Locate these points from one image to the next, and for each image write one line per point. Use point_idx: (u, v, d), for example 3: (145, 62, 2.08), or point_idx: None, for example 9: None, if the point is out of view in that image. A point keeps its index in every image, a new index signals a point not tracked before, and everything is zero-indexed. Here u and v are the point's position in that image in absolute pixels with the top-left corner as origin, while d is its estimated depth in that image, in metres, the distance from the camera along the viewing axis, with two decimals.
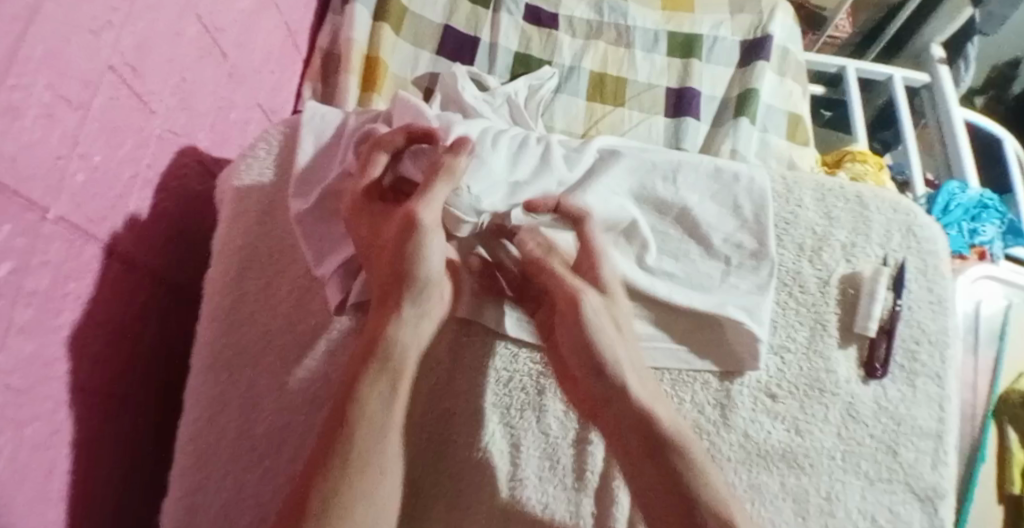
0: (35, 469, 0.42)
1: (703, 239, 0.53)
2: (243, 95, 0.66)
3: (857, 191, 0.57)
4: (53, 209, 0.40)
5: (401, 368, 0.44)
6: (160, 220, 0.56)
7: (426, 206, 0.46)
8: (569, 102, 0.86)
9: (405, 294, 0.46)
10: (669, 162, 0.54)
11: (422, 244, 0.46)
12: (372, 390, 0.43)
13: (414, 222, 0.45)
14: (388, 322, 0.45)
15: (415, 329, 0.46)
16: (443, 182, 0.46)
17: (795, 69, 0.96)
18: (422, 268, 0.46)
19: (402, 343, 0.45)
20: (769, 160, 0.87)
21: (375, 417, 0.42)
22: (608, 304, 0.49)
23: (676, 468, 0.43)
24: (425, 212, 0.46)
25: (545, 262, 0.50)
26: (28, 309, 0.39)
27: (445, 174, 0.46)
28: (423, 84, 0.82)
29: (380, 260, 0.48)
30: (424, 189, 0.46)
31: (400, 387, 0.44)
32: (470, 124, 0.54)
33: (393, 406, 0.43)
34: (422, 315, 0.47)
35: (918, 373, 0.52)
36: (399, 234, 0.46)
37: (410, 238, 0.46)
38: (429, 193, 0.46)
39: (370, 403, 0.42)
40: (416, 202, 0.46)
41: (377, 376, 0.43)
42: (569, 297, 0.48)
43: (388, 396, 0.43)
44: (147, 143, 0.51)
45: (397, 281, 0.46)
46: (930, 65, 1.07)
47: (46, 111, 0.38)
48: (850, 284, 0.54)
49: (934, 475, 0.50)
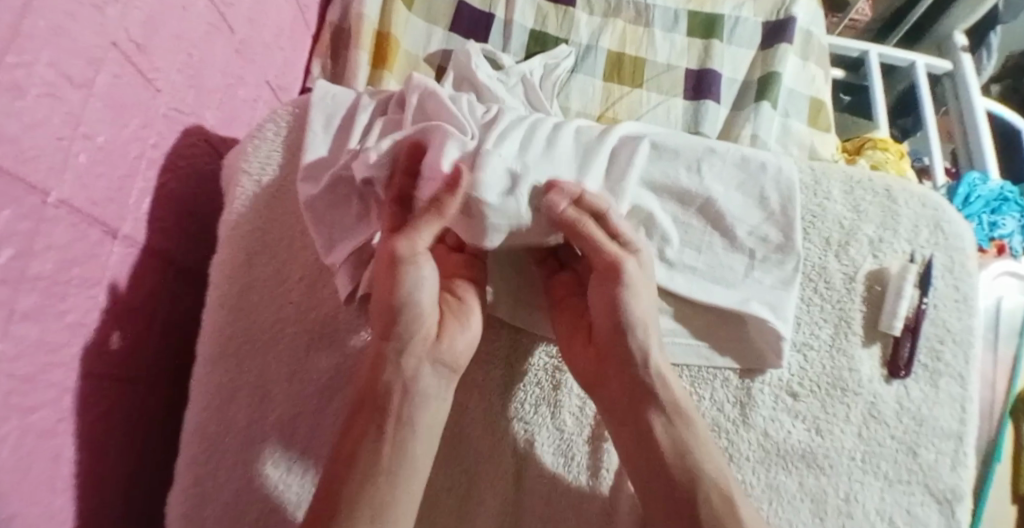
0: (40, 457, 0.41)
1: (728, 231, 0.51)
2: (252, 72, 0.64)
3: (887, 185, 0.55)
4: (55, 192, 0.39)
5: (388, 409, 0.43)
6: (167, 201, 0.54)
7: (404, 241, 0.44)
8: (585, 83, 0.83)
9: (389, 330, 0.45)
10: (694, 151, 0.52)
11: (409, 278, 0.44)
12: (363, 438, 0.42)
13: (396, 257, 0.44)
14: (381, 365, 0.44)
15: (399, 369, 0.44)
16: (430, 219, 0.43)
17: (817, 53, 0.93)
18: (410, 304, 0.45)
19: (387, 382, 0.44)
20: (790, 145, 0.85)
21: (371, 470, 0.41)
22: (643, 273, 0.47)
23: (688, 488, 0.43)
24: (402, 247, 0.44)
25: (580, 227, 0.45)
26: (31, 295, 0.38)
27: (433, 211, 0.43)
28: (436, 62, 0.80)
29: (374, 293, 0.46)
30: (409, 226, 0.44)
31: (389, 437, 0.42)
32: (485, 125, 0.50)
33: (381, 455, 0.41)
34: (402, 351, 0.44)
35: (941, 373, 0.51)
36: (385, 268, 0.44)
37: (396, 275, 0.44)
38: (413, 228, 0.44)
39: (360, 450, 0.41)
40: (398, 237, 0.44)
41: (365, 419, 0.43)
42: (608, 264, 0.46)
43: (376, 440, 0.42)
44: (153, 122, 0.49)
45: (387, 315, 0.45)
46: (953, 53, 1.05)
47: (49, 90, 0.37)
48: (877, 281, 0.52)
49: (953, 476, 0.49)
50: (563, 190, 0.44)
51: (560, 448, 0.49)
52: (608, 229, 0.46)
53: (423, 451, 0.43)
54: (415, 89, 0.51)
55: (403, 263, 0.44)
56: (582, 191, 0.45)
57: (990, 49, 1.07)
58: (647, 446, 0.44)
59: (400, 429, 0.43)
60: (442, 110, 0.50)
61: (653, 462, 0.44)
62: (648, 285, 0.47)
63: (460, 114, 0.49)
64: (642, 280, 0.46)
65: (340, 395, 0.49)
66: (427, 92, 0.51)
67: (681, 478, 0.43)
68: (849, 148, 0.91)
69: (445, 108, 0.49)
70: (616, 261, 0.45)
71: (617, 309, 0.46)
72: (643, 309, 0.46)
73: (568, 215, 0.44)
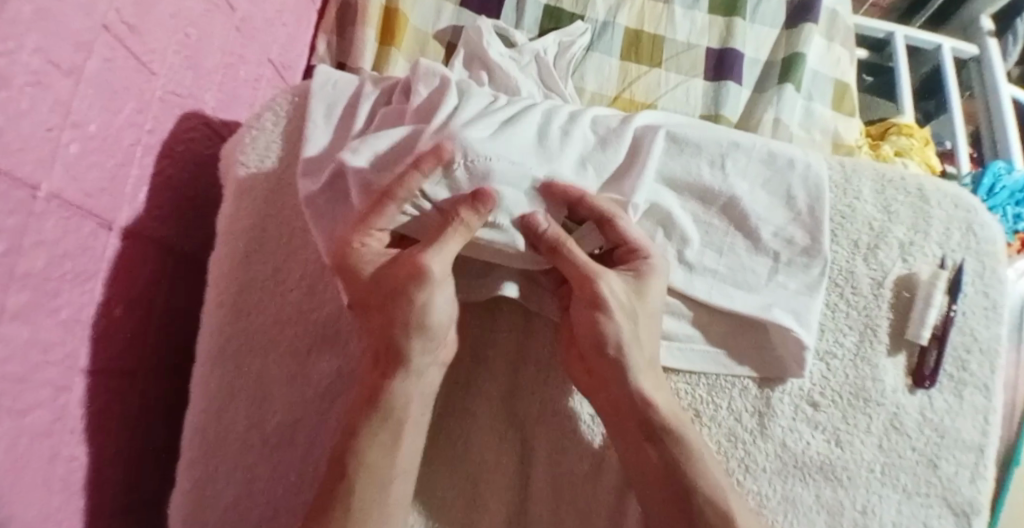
0: (34, 457, 0.40)
1: (751, 231, 0.49)
2: (254, 50, 0.61)
3: (919, 184, 0.52)
4: (44, 186, 0.37)
5: (403, 419, 0.43)
6: (165, 188, 0.52)
7: (436, 255, 0.41)
8: (602, 61, 0.80)
9: (412, 337, 0.43)
10: (718, 146, 0.49)
11: (431, 297, 0.42)
12: (372, 442, 0.42)
13: (422, 274, 0.41)
14: (393, 378, 0.43)
15: (419, 379, 0.44)
16: (457, 232, 0.41)
17: (843, 33, 0.88)
18: (428, 317, 0.43)
19: (406, 393, 0.43)
20: (813, 130, 0.81)
21: (374, 473, 0.41)
22: (631, 293, 0.44)
23: (691, 498, 0.42)
24: (435, 262, 0.41)
25: (562, 247, 0.43)
26: (22, 293, 0.36)
27: (461, 227, 0.41)
28: (445, 39, 0.76)
29: (378, 309, 0.43)
30: (432, 241, 0.42)
31: (399, 447, 0.43)
32: (489, 117, 0.46)
33: (394, 459, 0.42)
34: (431, 361, 0.44)
35: (966, 383, 0.49)
36: (404, 284, 0.42)
37: (417, 292, 0.42)
38: (441, 241, 0.41)
39: (369, 455, 0.41)
40: (427, 253, 0.41)
41: (380, 428, 0.42)
42: (584, 282, 0.44)
43: (389, 446, 0.42)
44: (148, 107, 0.47)
45: (391, 331, 0.43)
46: (979, 37, 1.00)
47: (36, 78, 0.34)
48: (905, 287, 0.50)
49: (971, 489, 0.47)
50: (561, 190, 0.44)
51: (586, 459, 0.48)
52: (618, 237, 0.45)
53: (408, 455, 0.43)
54: (419, 75, 0.48)
55: (429, 282, 0.41)
56: (584, 193, 0.44)
57: (1017, 35, 0.99)
58: (653, 459, 0.44)
59: (412, 437, 0.43)
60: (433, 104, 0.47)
61: (666, 474, 0.43)
62: (637, 306, 0.44)
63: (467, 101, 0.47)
64: (630, 299, 0.44)
65: (341, 400, 0.48)
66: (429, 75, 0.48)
67: (676, 489, 0.43)
68: (873, 132, 0.88)
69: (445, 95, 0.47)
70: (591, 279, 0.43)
71: (597, 332, 0.44)
72: (628, 330, 0.44)
73: (551, 234, 0.43)
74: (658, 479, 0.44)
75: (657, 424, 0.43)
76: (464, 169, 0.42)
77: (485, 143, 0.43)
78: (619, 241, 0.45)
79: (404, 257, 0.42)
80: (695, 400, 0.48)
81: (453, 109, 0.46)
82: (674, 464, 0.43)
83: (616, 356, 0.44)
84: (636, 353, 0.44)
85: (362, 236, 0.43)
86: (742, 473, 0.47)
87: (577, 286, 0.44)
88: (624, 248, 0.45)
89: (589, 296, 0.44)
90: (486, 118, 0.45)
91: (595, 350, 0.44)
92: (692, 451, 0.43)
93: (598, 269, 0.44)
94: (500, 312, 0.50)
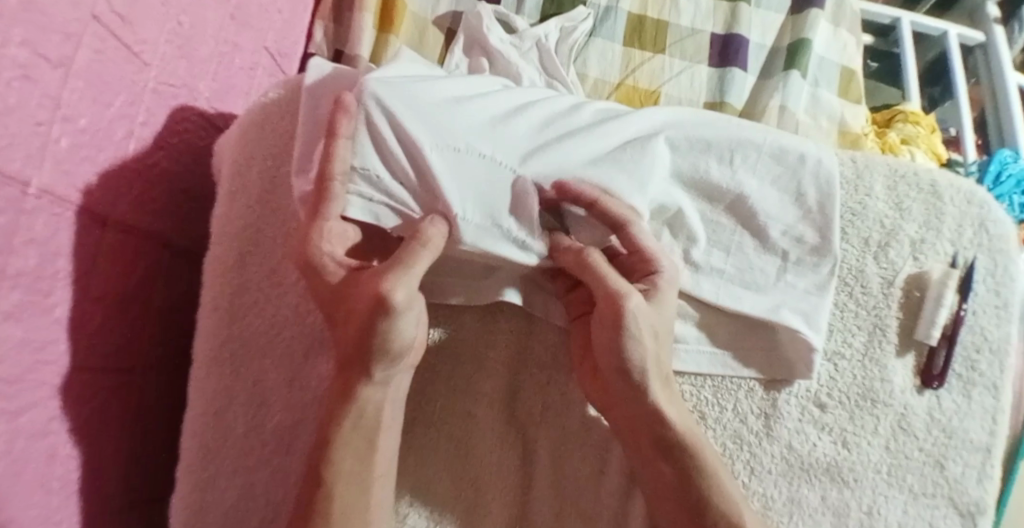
0: (31, 458, 0.39)
1: (762, 230, 0.48)
2: (249, 38, 0.59)
3: (931, 180, 0.51)
4: (34, 182, 0.35)
5: (376, 426, 0.42)
6: (159, 181, 0.51)
7: (397, 283, 0.38)
8: (605, 47, 0.77)
9: (375, 364, 0.41)
10: (728, 142, 0.47)
11: (395, 325, 0.39)
12: (344, 449, 0.41)
13: (386, 305, 0.38)
14: (359, 385, 0.41)
15: (386, 387, 0.43)
16: (422, 253, 0.40)
17: (851, 18, 0.86)
18: (393, 342, 0.40)
19: (375, 402, 0.42)
20: (819, 117, 0.79)
21: (355, 480, 0.41)
22: (651, 308, 0.43)
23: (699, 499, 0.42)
24: (397, 290, 0.38)
25: (585, 256, 0.43)
26: (14, 292, 0.35)
27: (419, 245, 0.40)
28: (445, 25, 0.74)
29: (347, 326, 0.41)
30: (398, 265, 0.39)
31: (374, 452, 0.42)
32: (454, 94, 0.44)
33: (371, 464, 0.42)
34: (394, 375, 0.43)
35: (975, 383, 0.49)
36: (367, 310, 0.39)
37: (381, 322, 0.39)
38: (405, 268, 0.39)
39: (342, 464, 0.41)
40: (389, 279, 0.38)
41: (351, 437, 0.41)
42: (613, 305, 0.42)
43: (365, 453, 0.42)
44: (140, 99, 0.46)
45: (361, 352, 0.40)
46: (984, 24, 0.98)
47: (23, 72, 0.33)
48: (916, 286, 0.50)
49: (978, 490, 0.47)
50: (572, 192, 0.42)
51: (593, 460, 0.48)
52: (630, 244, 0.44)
53: (384, 460, 0.43)
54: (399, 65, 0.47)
55: (393, 312, 0.39)
56: (595, 196, 0.42)
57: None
58: (653, 464, 0.44)
59: (388, 439, 0.43)
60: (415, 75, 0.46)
61: (662, 481, 0.43)
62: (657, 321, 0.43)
63: (450, 78, 0.46)
64: (651, 317, 0.43)
65: None
66: (420, 67, 0.49)
67: (688, 493, 0.42)
68: (878, 119, 0.85)
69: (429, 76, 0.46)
70: (618, 301, 0.41)
71: (615, 350, 0.43)
72: (649, 350, 0.43)
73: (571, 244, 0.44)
74: (669, 492, 0.43)
75: (664, 430, 0.43)
76: (437, 153, 0.41)
77: (456, 126, 0.42)
78: (632, 248, 0.44)
79: (367, 276, 0.40)
80: (701, 401, 0.48)
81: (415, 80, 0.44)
82: (688, 479, 0.42)
83: (638, 380, 0.43)
84: (654, 374, 0.43)
85: (321, 235, 0.41)
86: (747, 474, 0.46)
87: (605, 306, 0.42)
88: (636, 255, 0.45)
89: (614, 318, 0.42)
90: (449, 94, 0.44)
91: (614, 372, 0.43)
92: (700, 461, 0.42)
93: (624, 289, 0.42)
94: (501, 317, 0.49)
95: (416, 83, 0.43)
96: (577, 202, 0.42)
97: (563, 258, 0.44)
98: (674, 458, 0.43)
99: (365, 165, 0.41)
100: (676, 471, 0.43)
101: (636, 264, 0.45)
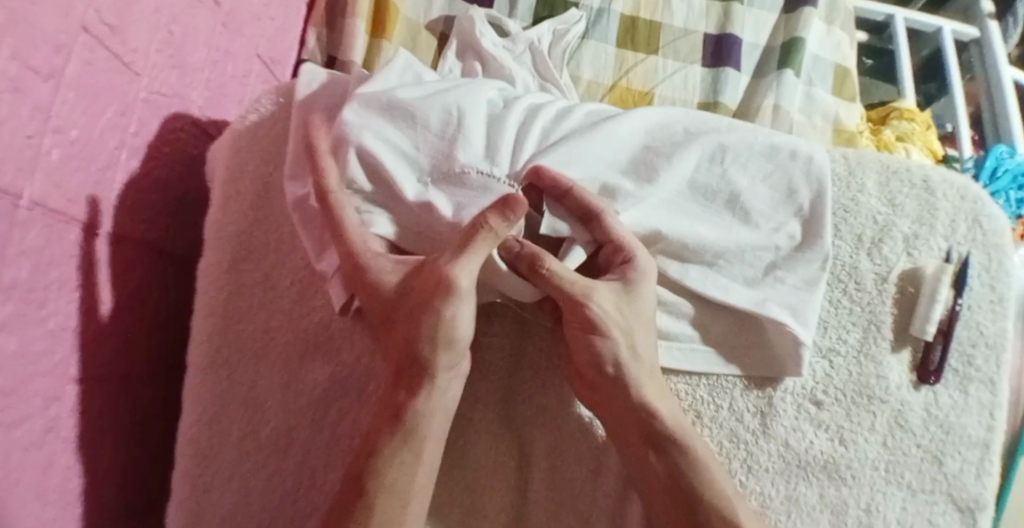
0: (27, 468, 0.39)
1: (755, 226, 0.48)
2: (241, 46, 0.59)
3: (924, 175, 0.52)
4: (26, 193, 0.36)
5: (426, 434, 0.41)
6: (152, 190, 0.51)
7: (461, 270, 0.39)
8: (598, 49, 0.77)
9: (437, 357, 0.41)
10: (718, 142, 0.48)
11: (457, 312, 0.40)
12: (392, 459, 0.40)
13: (450, 289, 0.39)
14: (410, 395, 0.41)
15: (444, 391, 0.42)
16: (483, 242, 0.39)
17: (844, 16, 0.86)
18: (451, 333, 0.41)
19: (431, 408, 0.41)
20: (814, 116, 0.79)
21: (397, 489, 0.40)
22: (630, 306, 0.43)
23: (694, 497, 0.42)
24: (461, 276, 0.39)
25: (541, 259, 0.42)
26: (8, 303, 0.35)
27: (486, 234, 0.40)
28: (437, 29, 0.74)
29: (405, 319, 0.41)
30: (460, 252, 0.40)
31: (420, 461, 0.41)
32: (444, 102, 0.44)
33: (417, 474, 0.41)
34: (454, 375, 0.42)
35: (972, 379, 0.49)
36: (432, 297, 0.40)
37: (445, 308, 0.40)
38: (466, 255, 0.40)
39: (389, 474, 0.39)
40: (452, 266, 0.39)
41: (399, 446, 0.40)
42: (574, 305, 0.42)
43: (412, 463, 0.40)
44: (132, 108, 0.46)
45: (411, 350, 0.41)
46: (979, 19, 0.98)
47: (13, 84, 0.33)
48: (910, 282, 0.49)
49: (977, 485, 0.47)
50: (548, 177, 0.42)
51: (589, 462, 0.47)
52: (603, 234, 0.43)
53: (429, 470, 0.41)
54: (379, 78, 0.48)
55: (456, 297, 0.40)
56: (570, 185, 0.43)
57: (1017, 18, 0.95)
58: (646, 463, 0.43)
59: (435, 449, 0.42)
60: (420, 87, 0.46)
61: (672, 486, 0.42)
62: (627, 317, 0.43)
63: (454, 88, 0.46)
64: (620, 314, 0.43)
65: (334, 407, 0.47)
66: (410, 77, 0.50)
67: (688, 492, 0.42)
68: (873, 116, 0.86)
69: (434, 87, 0.47)
70: (579, 301, 0.42)
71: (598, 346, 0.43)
72: (621, 346, 0.43)
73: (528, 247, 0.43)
74: (662, 490, 0.43)
75: (660, 432, 0.43)
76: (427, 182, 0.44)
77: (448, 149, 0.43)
78: (606, 239, 0.44)
79: (428, 267, 0.41)
80: (695, 401, 0.47)
81: (406, 97, 0.45)
82: (679, 478, 0.42)
83: (614, 372, 0.43)
84: (635, 367, 0.43)
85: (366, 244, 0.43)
86: (744, 473, 0.46)
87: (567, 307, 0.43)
88: (609, 247, 0.44)
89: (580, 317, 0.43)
90: (441, 105, 0.44)
91: (589, 364, 0.44)
92: (693, 461, 0.42)
93: (587, 286, 0.42)
94: (493, 317, 0.50)
95: (405, 101, 0.44)
96: (553, 191, 0.43)
97: (515, 263, 0.43)
98: (663, 457, 0.43)
99: (353, 182, 0.43)
100: (663, 465, 0.43)
101: (610, 257, 0.45)
